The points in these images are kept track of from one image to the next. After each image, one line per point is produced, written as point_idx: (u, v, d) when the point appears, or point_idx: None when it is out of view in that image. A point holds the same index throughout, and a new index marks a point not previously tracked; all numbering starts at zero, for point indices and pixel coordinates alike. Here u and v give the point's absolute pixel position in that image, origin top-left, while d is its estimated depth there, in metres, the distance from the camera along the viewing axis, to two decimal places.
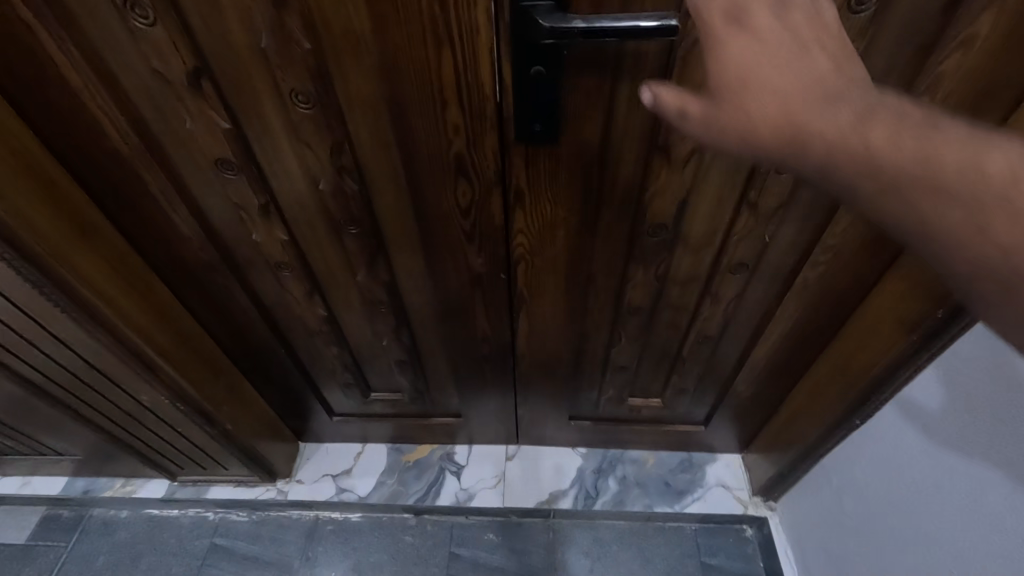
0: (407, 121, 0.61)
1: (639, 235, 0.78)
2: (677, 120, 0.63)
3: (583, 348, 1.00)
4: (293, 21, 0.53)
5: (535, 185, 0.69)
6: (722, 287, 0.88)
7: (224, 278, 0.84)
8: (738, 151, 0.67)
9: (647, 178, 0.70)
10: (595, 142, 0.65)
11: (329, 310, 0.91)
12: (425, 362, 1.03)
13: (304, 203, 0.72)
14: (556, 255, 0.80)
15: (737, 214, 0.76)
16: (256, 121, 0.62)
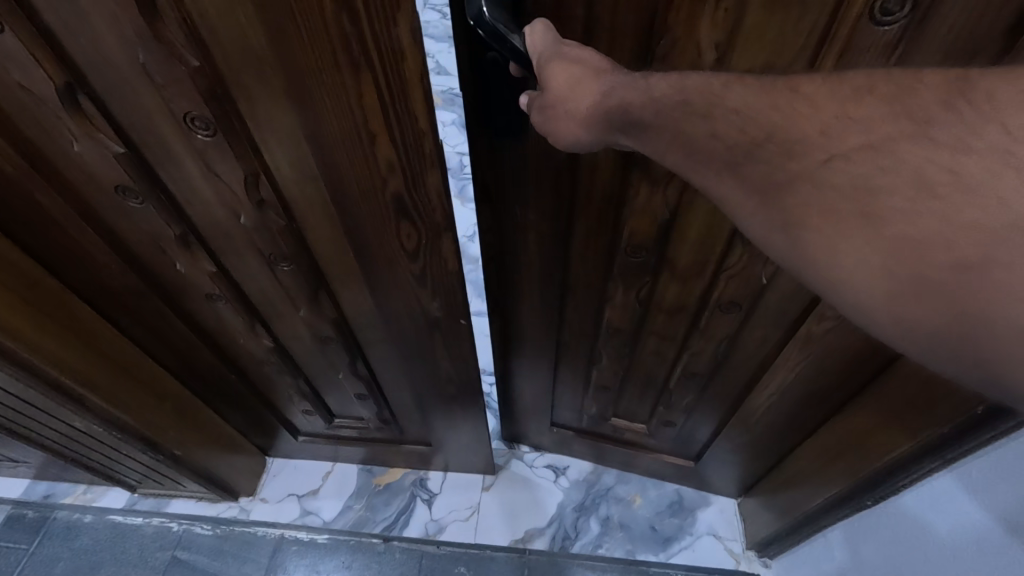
0: (330, 155, 0.50)
1: (617, 253, 0.77)
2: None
3: (562, 359, 1.00)
4: (172, 32, 0.41)
5: (508, 178, 0.71)
6: (713, 323, 0.82)
7: (155, 307, 0.75)
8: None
9: (626, 192, 0.69)
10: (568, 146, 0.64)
11: (276, 342, 0.82)
12: (387, 393, 0.95)
13: (229, 234, 0.61)
14: (533, 256, 0.81)
15: (729, 248, 0.71)
16: (154, 144, 0.51)
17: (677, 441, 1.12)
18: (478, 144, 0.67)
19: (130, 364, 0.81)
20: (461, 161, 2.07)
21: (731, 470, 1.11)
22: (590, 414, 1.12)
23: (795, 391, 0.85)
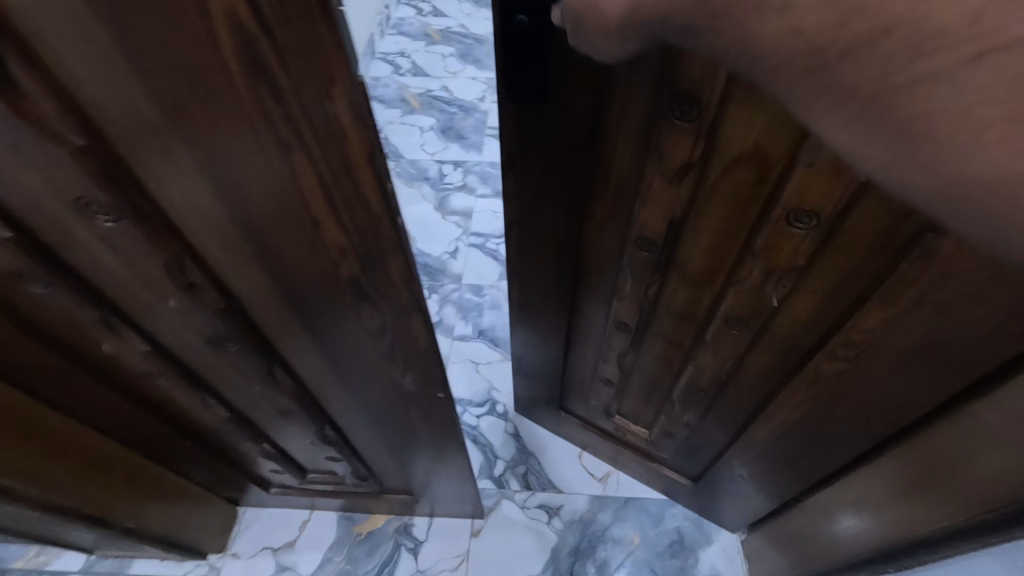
0: (265, 242, 0.42)
1: (629, 245, 0.76)
2: (671, 123, 0.59)
3: (572, 347, 1.02)
4: (41, 108, 0.30)
5: (526, 160, 0.70)
6: (720, 339, 0.81)
7: (86, 385, 0.64)
8: (749, 180, 0.59)
9: (641, 185, 0.68)
10: (584, 127, 0.63)
11: (233, 411, 0.73)
12: (363, 452, 0.87)
13: (161, 313, 0.52)
14: (545, 242, 0.81)
15: (742, 259, 0.68)
16: (48, 227, 0.41)
17: (679, 456, 1.10)
18: (505, 117, 0.66)
19: (65, 443, 0.70)
20: (439, 169, 1.97)
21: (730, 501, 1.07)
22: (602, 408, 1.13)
23: (800, 428, 0.80)
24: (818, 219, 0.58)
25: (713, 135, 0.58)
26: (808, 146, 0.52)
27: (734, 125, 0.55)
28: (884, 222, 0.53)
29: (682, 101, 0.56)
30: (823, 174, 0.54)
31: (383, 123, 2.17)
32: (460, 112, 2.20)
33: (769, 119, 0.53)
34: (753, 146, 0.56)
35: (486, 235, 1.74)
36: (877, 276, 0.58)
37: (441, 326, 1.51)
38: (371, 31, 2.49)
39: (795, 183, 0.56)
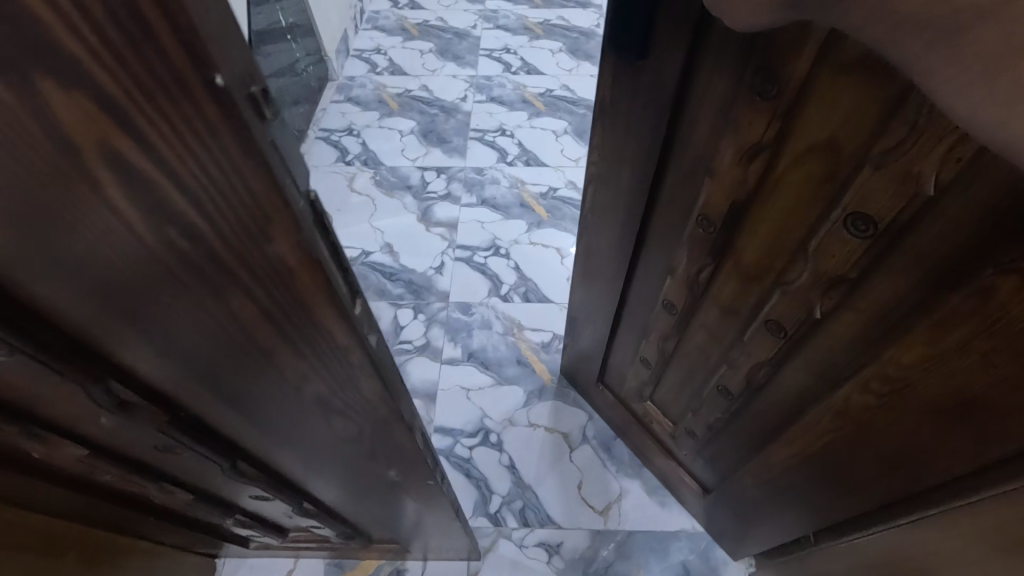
0: (189, 346, 0.34)
1: (688, 221, 0.71)
2: (748, 98, 0.53)
3: (622, 312, 1.00)
4: None
5: (619, 103, 0.70)
6: (755, 345, 0.75)
7: (30, 485, 0.55)
8: (816, 176, 0.53)
9: (709, 159, 0.62)
10: (671, 84, 0.60)
11: (198, 493, 0.64)
12: (348, 518, 0.80)
13: (95, 423, 0.43)
14: (620, 193, 0.80)
15: (792, 265, 0.62)
16: None
17: (702, 463, 1.05)
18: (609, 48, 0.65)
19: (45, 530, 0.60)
20: (421, 176, 1.88)
21: (737, 528, 1.04)
22: (641, 388, 1.11)
23: (818, 463, 0.75)
24: (877, 231, 0.51)
25: (788, 120, 0.51)
26: (879, 147, 0.46)
27: (811, 112, 0.49)
28: (944, 249, 0.46)
29: (762, 76, 0.50)
30: (890, 182, 0.47)
31: (361, 126, 2.06)
32: (442, 113, 2.10)
33: (849, 110, 0.46)
34: (827, 139, 0.49)
35: (472, 247, 1.66)
36: (928, 308, 0.51)
37: (428, 349, 1.43)
38: (344, 27, 2.36)
39: (859, 186, 0.49)
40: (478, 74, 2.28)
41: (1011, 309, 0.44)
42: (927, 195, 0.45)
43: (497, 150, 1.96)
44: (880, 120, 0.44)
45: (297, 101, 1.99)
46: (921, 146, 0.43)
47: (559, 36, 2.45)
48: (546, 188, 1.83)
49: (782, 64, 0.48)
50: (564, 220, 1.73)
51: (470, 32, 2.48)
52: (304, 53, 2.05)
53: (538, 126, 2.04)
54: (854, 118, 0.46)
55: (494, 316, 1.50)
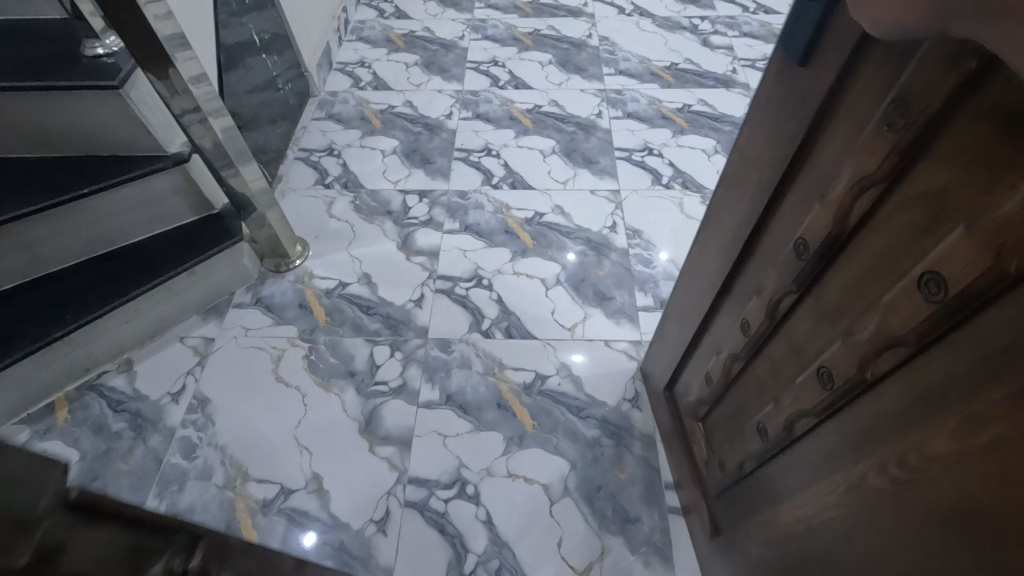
0: None
1: (792, 240, 0.70)
2: (880, 125, 0.52)
3: (710, 320, 1.00)
4: None
5: (769, 109, 0.71)
6: (800, 392, 0.71)
7: None
8: (916, 224, 0.50)
9: (828, 182, 0.62)
10: (815, 98, 0.61)
11: None
12: None
13: None
14: (743, 197, 0.81)
15: (865, 319, 0.58)
16: None
17: (722, 503, 1.01)
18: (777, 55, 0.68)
19: None
20: (403, 200, 1.81)
21: None
22: (699, 405, 1.07)
23: (820, 535, 0.71)
24: (947, 297, 0.47)
25: (910, 160, 0.50)
26: (980, 207, 0.44)
27: (935, 153, 0.47)
28: (1001, 336, 0.43)
29: (899, 106, 0.50)
30: (974, 246, 0.44)
31: (342, 146, 1.99)
32: (425, 131, 2.03)
33: (969, 159, 0.44)
34: (942, 189, 0.47)
35: (453, 278, 1.59)
36: (968, 397, 0.47)
37: (405, 391, 1.36)
38: (327, 39, 2.29)
39: (947, 243, 0.47)
40: (464, 88, 2.20)
41: None
42: (1005, 275, 0.42)
43: (481, 171, 1.89)
44: (992, 179, 0.42)
45: (275, 120, 1.91)
46: (1011, 216, 0.41)
47: (549, 48, 2.38)
48: (532, 213, 1.76)
49: (914, 101, 0.48)
50: (550, 247, 1.67)
51: (457, 43, 2.41)
52: (284, 67, 1.97)
53: (524, 145, 1.97)
54: (970, 171, 0.44)
55: (474, 354, 1.43)
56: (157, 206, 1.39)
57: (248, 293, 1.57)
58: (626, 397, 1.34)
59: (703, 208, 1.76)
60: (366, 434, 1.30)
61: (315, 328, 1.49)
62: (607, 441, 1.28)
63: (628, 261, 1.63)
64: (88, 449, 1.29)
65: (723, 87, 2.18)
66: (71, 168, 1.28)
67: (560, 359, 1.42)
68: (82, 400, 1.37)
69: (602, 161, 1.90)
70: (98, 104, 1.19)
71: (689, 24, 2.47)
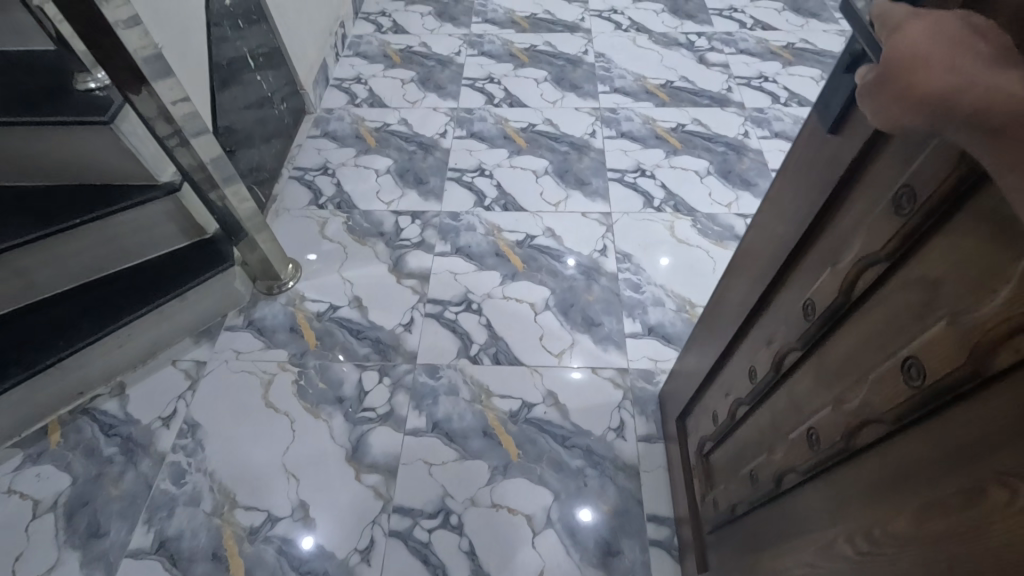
0: None
1: (804, 299, 0.67)
2: (892, 202, 0.49)
3: (726, 360, 0.96)
4: None
5: (799, 162, 0.67)
6: (789, 449, 0.69)
7: None
8: (909, 307, 0.48)
9: (844, 247, 0.58)
10: (839, 161, 0.58)
11: None
12: None
13: None
14: (766, 248, 0.78)
15: (853, 391, 0.56)
16: None
17: (714, 539, 1.00)
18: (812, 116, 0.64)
19: None
20: (395, 222, 1.82)
21: None
22: (704, 442, 1.06)
23: None
24: (924, 387, 0.45)
25: (913, 242, 0.47)
26: (966, 304, 0.41)
27: (936, 241, 0.45)
28: (973, 435, 0.42)
29: (910, 186, 0.47)
30: (954, 342, 0.42)
31: (336, 165, 2.01)
32: (420, 151, 2.04)
33: (966, 254, 0.42)
34: (936, 278, 0.45)
35: (443, 301, 1.61)
36: (935, 485, 0.46)
37: (392, 418, 1.38)
38: (323, 55, 2.30)
39: (932, 333, 0.45)
40: (459, 106, 2.21)
41: (997, 524, 0.40)
42: (982, 377, 0.40)
43: (474, 192, 1.90)
44: (983, 278, 0.40)
45: (269, 139, 1.92)
46: (995, 321, 0.39)
47: (544, 64, 2.38)
48: (523, 235, 1.77)
49: (924, 185, 0.45)
50: (540, 270, 1.68)
51: (453, 59, 2.42)
52: (279, 85, 1.99)
53: (517, 165, 1.98)
54: (966, 266, 0.42)
55: (462, 381, 1.44)
56: (149, 233, 1.41)
57: (240, 316, 1.59)
58: (611, 426, 1.35)
59: (694, 231, 1.77)
60: (352, 462, 1.32)
61: (305, 352, 1.51)
62: (591, 471, 1.29)
63: (617, 285, 1.64)
64: (80, 473, 1.31)
65: (717, 106, 2.18)
66: (63, 197, 1.29)
67: (546, 387, 1.42)
68: (75, 423, 1.39)
69: (595, 182, 1.91)
70: (89, 136, 1.22)
71: (686, 41, 2.47)
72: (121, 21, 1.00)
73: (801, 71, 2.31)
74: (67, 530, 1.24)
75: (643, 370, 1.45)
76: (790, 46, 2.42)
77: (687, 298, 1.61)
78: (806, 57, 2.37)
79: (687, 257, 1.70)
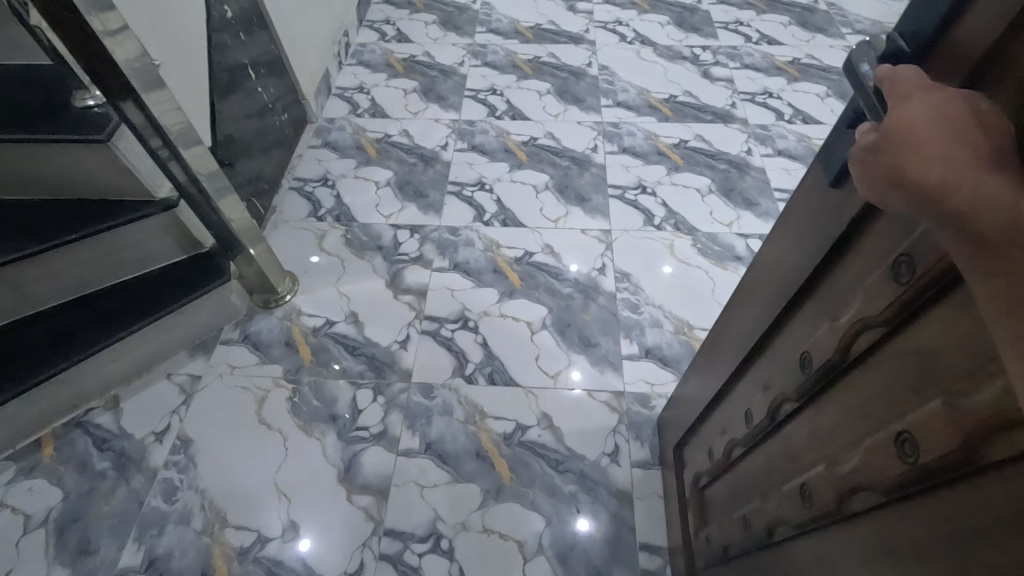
0: None
1: (802, 350, 0.66)
2: (892, 270, 0.48)
3: (725, 397, 0.95)
4: None
5: (802, 211, 0.66)
6: (782, 501, 0.68)
7: None
8: (905, 380, 0.47)
9: (843, 305, 0.57)
10: (841, 219, 0.57)
11: None
12: None
13: None
14: (768, 291, 0.77)
15: (846, 454, 0.54)
16: None
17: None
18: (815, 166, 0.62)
19: None
20: (394, 236, 1.81)
21: None
22: (698, 476, 1.05)
23: None
24: (918, 465, 0.44)
25: (911, 314, 0.46)
26: (961, 386, 0.40)
27: (932, 316, 0.44)
28: (961, 521, 0.41)
29: (909, 257, 0.46)
30: (949, 425, 0.41)
31: (336, 176, 2.00)
32: (420, 163, 2.03)
33: (961, 336, 0.41)
34: (931, 354, 0.44)
35: (440, 318, 1.60)
36: (924, 565, 0.44)
37: (385, 438, 1.37)
38: (326, 64, 2.29)
39: (926, 411, 0.44)
40: (461, 117, 2.20)
41: None
42: (976, 465, 0.39)
43: (473, 207, 1.89)
44: (977, 362, 0.39)
45: (270, 149, 1.92)
46: (990, 411, 0.37)
47: (548, 76, 2.37)
48: (521, 252, 1.76)
49: (923, 258, 0.44)
50: (538, 288, 1.67)
51: (457, 69, 2.41)
52: (281, 94, 1.98)
53: (518, 180, 1.97)
54: (960, 347, 0.41)
55: (456, 401, 1.43)
56: (145, 249, 1.41)
57: (236, 330, 1.59)
58: (605, 451, 1.34)
59: (694, 251, 1.75)
60: (343, 482, 1.31)
61: (299, 368, 1.51)
62: (583, 497, 1.28)
63: (615, 305, 1.62)
64: (72, 488, 1.31)
65: (720, 122, 2.16)
66: (59, 213, 1.29)
67: (541, 409, 1.41)
68: (68, 437, 1.39)
69: (595, 199, 1.90)
70: (86, 154, 1.21)
71: (690, 54, 2.46)
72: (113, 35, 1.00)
73: (806, 87, 2.29)
74: (57, 546, 1.24)
75: (639, 394, 1.44)
76: (795, 62, 2.40)
77: (685, 320, 1.60)
78: (812, 73, 2.35)
79: (686, 277, 1.69)
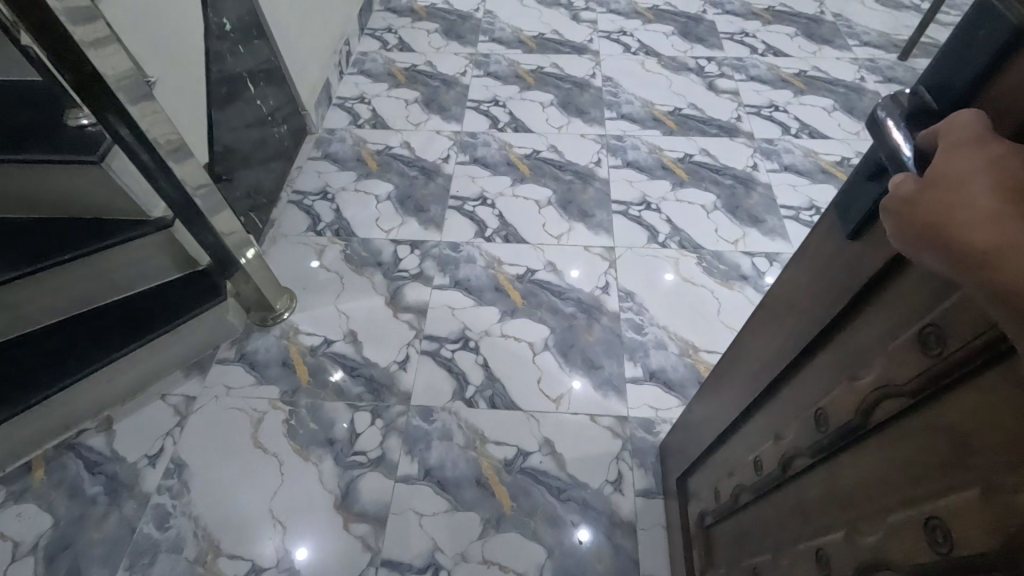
0: None
1: (816, 405, 0.63)
2: (919, 340, 0.45)
3: (731, 435, 0.92)
4: None
5: (816, 259, 0.63)
6: (797, 562, 0.65)
7: None
8: (933, 460, 0.44)
9: (862, 365, 0.54)
10: (859, 275, 0.54)
11: None
12: None
13: None
14: (779, 335, 0.74)
15: (868, 527, 0.51)
16: None
17: None
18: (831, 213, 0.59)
19: None
20: (394, 251, 1.78)
21: None
22: (704, 514, 1.02)
23: None
24: (950, 556, 0.41)
25: (940, 390, 0.43)
26: (999, 480, 0.37)
27: (965, 396, 0.41)
28: None
29: (938, 329, 0.43)
30: (986, 519, 0.38)
31: (336, 189, 1.97)
32: (421, 176, 2.00)
33: (999, 424, 0.38)
34: (962, 437, 0.41)
35: (440, 338, 1.57)
36: None
37: (383, 464, 1.34)
38: (326, 74, 2.26)
39: (960, 498, 0.41)
40: (462, 129, 2.17)
41: None
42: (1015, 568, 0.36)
43: (475, 222, 1.86)
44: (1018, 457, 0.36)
45: (268, 162, 1.89)
46: None
47: (550, 87, 2.34)
48: (523, 269, 1.73)
49: (955, 335, 0.41)
50: (540, 307, 1.64)
51: (459, 80, 2.38)
52: (280, 106, 1.95)
53: (520, 194, 1.94)
54: (997, 436, 0.38)
55: (456, 425, 1.40)
56: (140, 267, 1.38)
57: (232, 349, 1.56)
58: (608, 479, 1.31)
59: (699, 269, 1.72)
60: (340, 510, 1.28)
61: (297, 389, 1.48)
62: (585, 528, 1.25)
63: (618, 326, 1.59)
64: (62, 514, 1.28)
65: (726, 136, 2.13)
66: (49, 232, 1.26)
67: (543, 434, 1.38)
68: (59, 460, 1.36)
69: (598, 215, 1.87)
70: (78, 174, 1.19)
71: (695, 65, 2.43)
72: (101, 53, 0.98)
73: (812, 101, 2.26)
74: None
75: (643, 420, 1.41)
76: (801, 74, 2.37)
77: (690, 342, 1.56)
78: (818, 86, 2.32)
79: (691, 297, 1.66)
